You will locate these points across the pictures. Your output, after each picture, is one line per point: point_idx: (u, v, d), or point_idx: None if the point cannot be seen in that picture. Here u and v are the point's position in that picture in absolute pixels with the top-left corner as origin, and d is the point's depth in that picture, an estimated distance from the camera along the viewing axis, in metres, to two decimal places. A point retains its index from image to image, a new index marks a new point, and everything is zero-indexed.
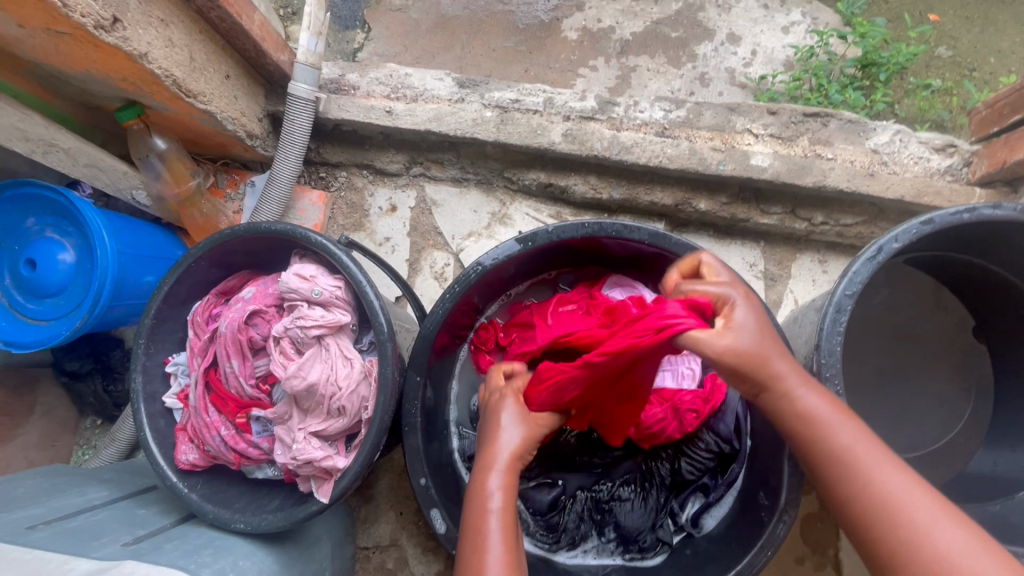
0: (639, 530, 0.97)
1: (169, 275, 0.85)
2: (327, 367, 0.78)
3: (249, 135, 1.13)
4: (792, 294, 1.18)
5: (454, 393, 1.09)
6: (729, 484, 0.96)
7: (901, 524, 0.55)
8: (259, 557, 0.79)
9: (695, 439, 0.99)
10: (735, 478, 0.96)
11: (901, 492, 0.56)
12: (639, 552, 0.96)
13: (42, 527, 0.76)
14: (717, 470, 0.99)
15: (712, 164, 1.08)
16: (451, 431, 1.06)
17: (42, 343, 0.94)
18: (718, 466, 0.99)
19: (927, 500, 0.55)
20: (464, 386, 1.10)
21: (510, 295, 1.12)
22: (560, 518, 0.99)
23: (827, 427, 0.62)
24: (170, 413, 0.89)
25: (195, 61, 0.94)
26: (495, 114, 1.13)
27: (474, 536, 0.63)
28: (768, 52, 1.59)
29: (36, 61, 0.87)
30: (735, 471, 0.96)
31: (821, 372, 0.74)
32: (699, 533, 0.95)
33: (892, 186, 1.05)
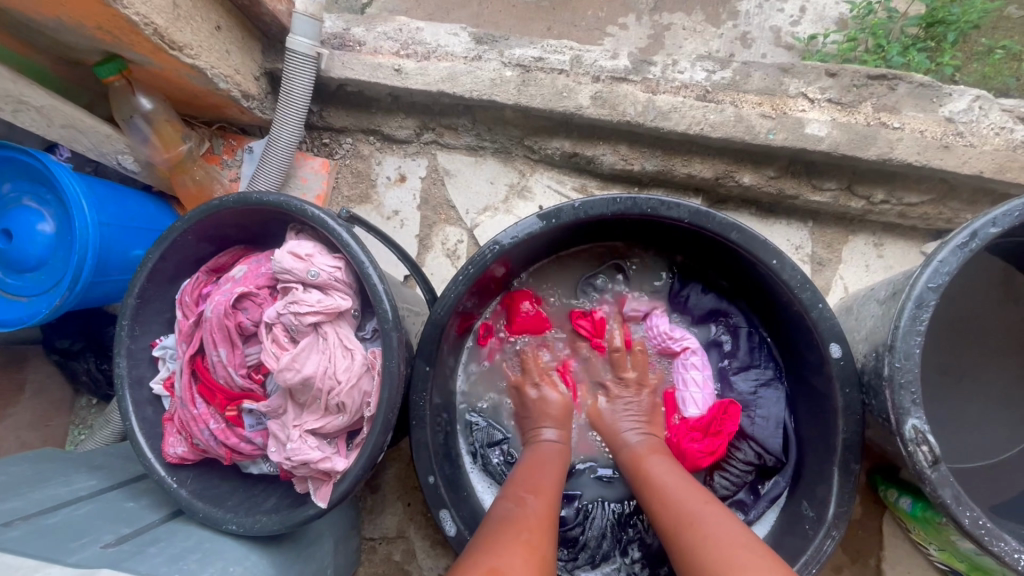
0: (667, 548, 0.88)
1: (153, 250, 0.77)
2: (325, 358, 0.68)
3: (245, 95, 1.03)
4: (841, 281, 1.06)
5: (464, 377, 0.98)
6: (769, 500, 0.89)
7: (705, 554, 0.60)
8: (254, 562, 0.72)
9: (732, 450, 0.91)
10: (775, 493, 0.89)
11: (709, 527, 0.63)
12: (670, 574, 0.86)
13: (17, 524, 0.69)
14: (755, 484, 0.91)
15: (761, 133, 0.96)
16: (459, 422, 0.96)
17: (23, 321, 0.87)
18: (757, 480, 0.91)
19: (730, 536, 0.62)
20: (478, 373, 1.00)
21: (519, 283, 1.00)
22: (582, 532, 0.90)
23: (661, 486, 0.73)
24: (158, 401, 0.82)
25: (178, 8, 0.83)
26: (515, 74, 1.01)
27: (497, 517, 0.69)
28: (820, 9, 1.43)
29: (0, 6, 0.77)
30: (778, 485, 0.89)
31: (893, 376, 0.64)
32: None
33: (969, 160, 0.92)
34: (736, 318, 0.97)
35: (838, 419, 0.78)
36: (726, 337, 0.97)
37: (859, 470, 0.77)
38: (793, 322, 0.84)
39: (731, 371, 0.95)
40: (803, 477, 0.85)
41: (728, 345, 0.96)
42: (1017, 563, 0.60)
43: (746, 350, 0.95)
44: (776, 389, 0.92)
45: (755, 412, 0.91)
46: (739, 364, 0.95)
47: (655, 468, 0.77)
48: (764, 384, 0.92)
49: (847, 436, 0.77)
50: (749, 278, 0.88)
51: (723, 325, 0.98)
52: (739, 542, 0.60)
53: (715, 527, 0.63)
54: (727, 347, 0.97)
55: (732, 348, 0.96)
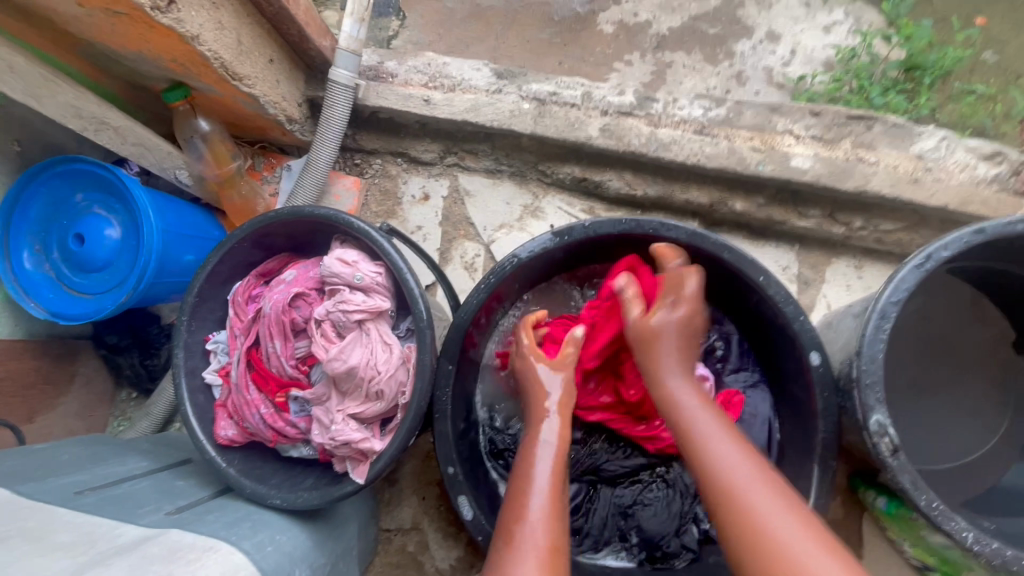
0: (661, 536, 0.96)
1: (213, 255, 0.87)
2: (367, 351, 0.79)
3: (289, 119, 1.14)
4: (825, 299, 1.17)
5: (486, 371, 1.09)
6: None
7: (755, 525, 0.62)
8: (295, 534, 0.81)
9: None
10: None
11: (749, 494, 0.65)
12: (664, 560, 0.96)
13: (88, 493, 0.78)
14: None
15: (752, 165, 1.07)
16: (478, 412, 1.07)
17: (88, 316, 0.97)
18: None
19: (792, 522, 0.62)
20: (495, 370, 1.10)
21: (527, 302, 1.11)
22: (585, 523, 0.99)
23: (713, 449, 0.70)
24: (209, 390, 0.91)
25: (242, 45, 0.95)
26: (533, 106, 1.13)
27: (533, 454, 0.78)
28: (808, 52, 1.56)
29: (91, 40, 0.89)
30: None
31: (860, 378, 0.74)
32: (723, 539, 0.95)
33: (936, 194, 1.03)
34: (728, 327, 1.08)
35: (818, 420, 0.87)
36: (720, 344, 1.08)
37: (835, 465, 0.86)
38: (778, 332, 0.94)
39: (725, 373, 1.06)
40: (786, 473, 0.94)
41: (721, 351, 1.07)
42: (965, 539, 0.70)
43: (736, 355, 1.06)
44: (763, 390, 1.04)
45: (745, 410, 1.02)
46: (731, 368, 1.06)
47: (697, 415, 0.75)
48: (752, 386, 1.04)
49: (825, 434, 0.86)
50: (738, 292, 0.98)
51: (718, 332, 1.08)
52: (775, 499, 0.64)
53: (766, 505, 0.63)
54: (720, 352, 1.07)
55: (725, 354, 1.07)
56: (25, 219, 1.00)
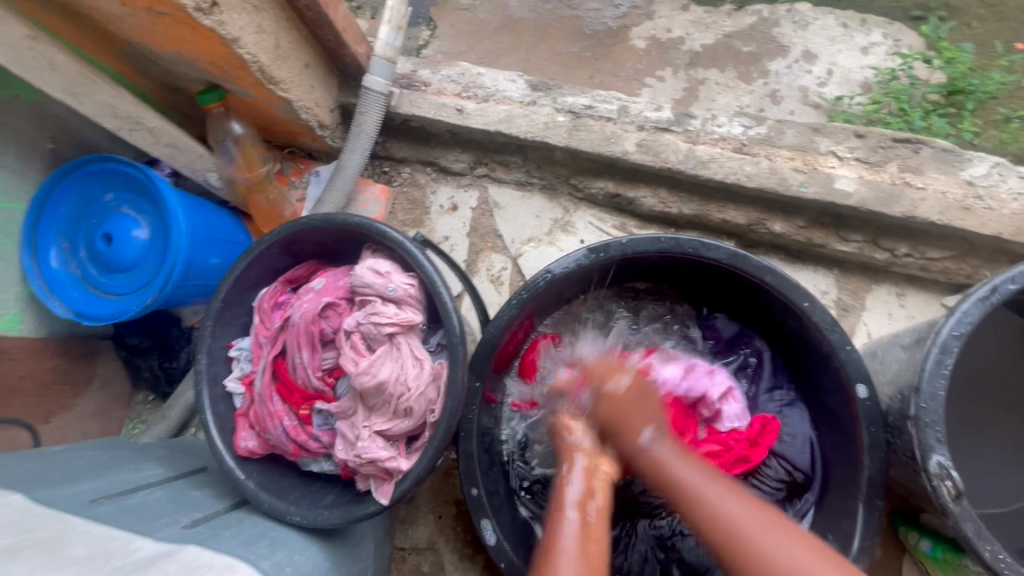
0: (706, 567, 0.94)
1: (241, 260, 0.86)
2: (398, 366, 0.76)
3: (321, 125, 1.13)
4: (864, 327, 1.12)
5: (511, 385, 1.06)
6: (800, 517, 0.93)
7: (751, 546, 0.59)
8: (313, 553, 0.77)
9: (762, 467, 0.96)
10: (806, 508, 0.94)
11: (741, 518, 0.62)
12: None
13: (103, 502, 0.76)
14: (785, 500, 0.96)
15: (793, 186, 1.04)
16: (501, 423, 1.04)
17: (111, 318, 0.96)
18: (788, 497, 0.96)
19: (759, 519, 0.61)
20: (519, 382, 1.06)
21: (568, 309, 1.07)
22: (624, 560, 0.95)
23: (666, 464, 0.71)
24: (230, 398, 0.89)
25: (280, 49, 0.95)
26: (567, 119, 1.11)
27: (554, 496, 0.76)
28: (845, 73, 1.52)
29: (130, 40, 0.89)
30: (807, 502, 0.94)
31: (919, 416, 0.69)
32: None
33: (987, 222, 0.99)
34: (758, 343, 1.04)
35: (863, 457, 0.83)
36: (752, 360, 1.04)
37: (882, 505, 0.81)
38: (820, 361, 0.90)
39: (759, 394, 1.01)
40: (826, 510, 0.90)
41: (754, 367, 1.04)
42: None
43: (770, 372, 1.02)
44: (800, 408, 0.98)
45: (782, 430, 0.97)
46: (765, 387, 1.02)
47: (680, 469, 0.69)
48: (788, 405, 0.99)
49: (871, 471, 0.82)
50: (779, 317, 0.94)
51: (749, 348, 1.05)
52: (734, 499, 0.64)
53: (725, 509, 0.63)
54: (752, 370, 1.04)
55: (757, 370, 1.03)
56: (54, 216, 0.99)
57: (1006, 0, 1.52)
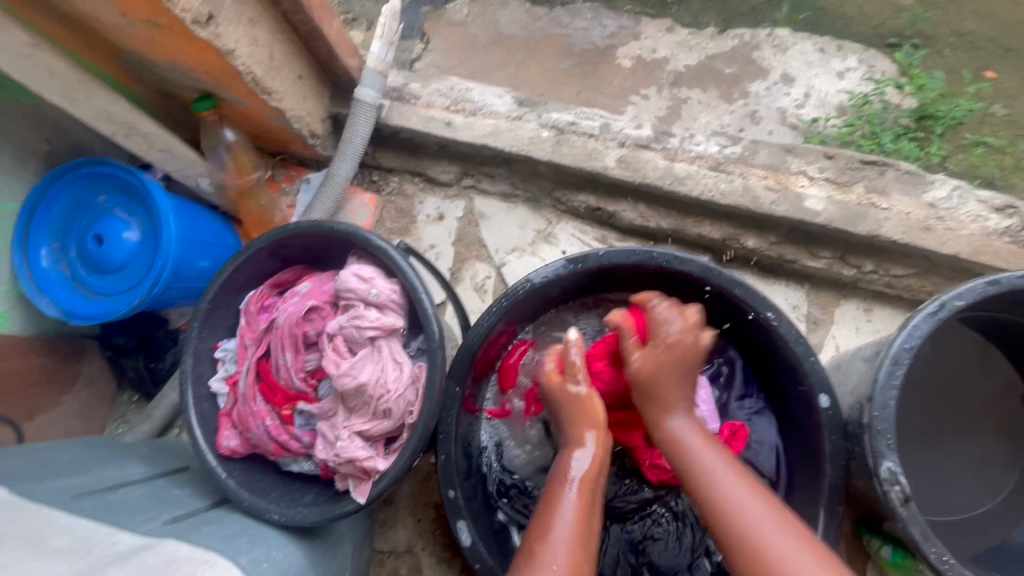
0: (675, 571, 0.96)
1: (229, 263, 0.89)
2: (378, 368, 0.78)
3: (312, 134, 1.16)
4: (833, 340, 1.17)
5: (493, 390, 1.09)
6: None
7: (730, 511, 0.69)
8: (291, 550, 0.79)
9: None
10: None
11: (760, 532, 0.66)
12: None
13: (85, 497, 0.78)
14: None
15: (765, 204, 1.08)
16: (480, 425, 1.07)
17: (99, 317, 0.98)
18: None
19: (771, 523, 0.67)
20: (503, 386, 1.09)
21: (549, 315, 1.11)
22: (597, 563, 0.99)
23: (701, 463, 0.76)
24: (214, 398, 0.91)
25: (274, 60, 0.98)
26: (551, 135, 1.15)
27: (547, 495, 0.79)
28: (822, 96, 1.59)
29: (128, 49, 0.92)
30: None
31: (872, 424, 0.73)
32: None
33: (947, 242, 1.04)
34: (731, 352, 1.06)
35: (825, 464, 0.87)
36: (724, 368, 1.06)
37: (841, 510, 0.85)
38: (786, 372, 0.94)
39: (731, 403, 1.05)
40: None
41: (726, 376, 1.06)
42: None
43: (741, 381, 1.05)
44: (768, 416, 1.02)
45: (750, 438, 1.01)
46: (736, 395, 1.05)
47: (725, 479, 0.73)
48: (757, 413, 1.03)
49: (832, 479, 0.85)
50: (748, 329, 0.98)
51: (722, 357, 1.07)
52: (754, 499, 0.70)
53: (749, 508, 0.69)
54: (723, 380, 1.06)
55: (729, 379, 1.06)
56: (46, 217, 1.01)
57: (974, 31, 1.59)
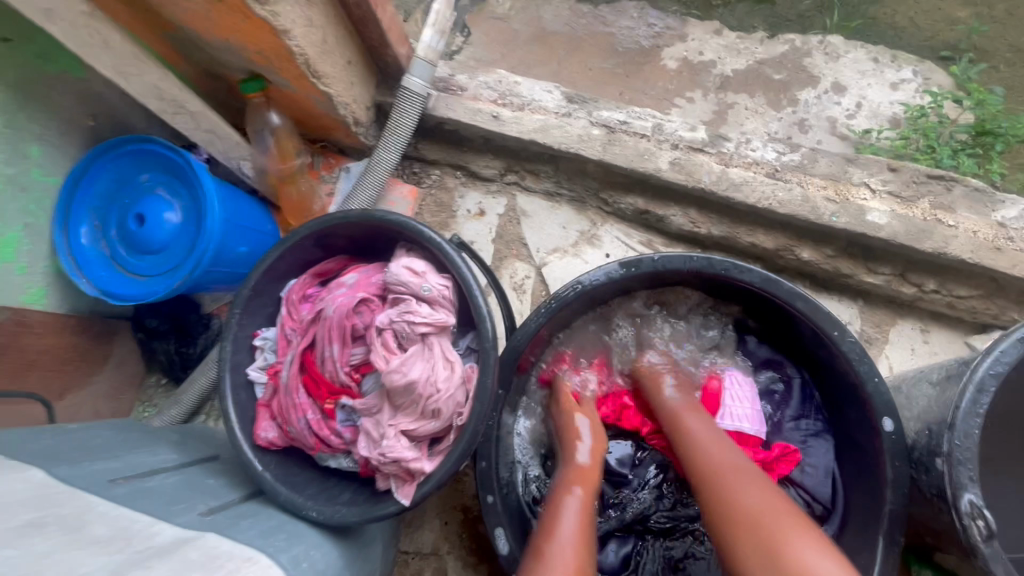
0: None
1: (275, 249, 0.86)
2: (428, 366, 0.75)
3: (356, 122, 1.13)
4: (886, 360, 1.12)
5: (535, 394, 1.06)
6: None
7: (727, 506, 0.69)
8: (327, 550, 0.77)
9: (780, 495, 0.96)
10: None
11: (756, 512, 0.66)
12: None
13: (120, 483, 0.75)
14: None
15: (825, 215, 1.04)
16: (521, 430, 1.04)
17: (137, 298, 0.96)
18: None
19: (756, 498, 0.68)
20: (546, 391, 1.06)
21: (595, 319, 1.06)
22: None
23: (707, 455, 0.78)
24: (251, 387, 0.88)
25: (326, 43, 0.95)
26: (602, 133, 1.11)
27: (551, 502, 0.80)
28: (874, 107, 1.53)
29: (181, 25, 0.90)
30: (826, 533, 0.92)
31: (953, 454, 0.69)
32: None
33: (1019, 264, 0.98)
34: (790, 371, 1.02)
35: (886, 491, 0.82)
36: (779, 385, 1.02)
37: (903, 541, 0.81)
38: (847, 393, 0.89)
39: (784, 421, 1.00)
40: (844, 543, 0.89)
41: (781, 394, 1.02)
42: None
43: (798, 400, 1.00)
44: (826, 440, 0.96)
45: (804, 460, 0.96)
46: (791, 415, 1.00)
47: (722, 467, 0.74)
48: (814, 435, 0.98)
49: (895, 507, 0.81)
50: (806, 345, 0.94)
51: (780, 376, 1.03)
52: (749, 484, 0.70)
53: (741, 492, 0.70)
54: (777, 398, 1.02)
55: (785, 397, 1.02)
56: (87, 194, 0.98)
57: None
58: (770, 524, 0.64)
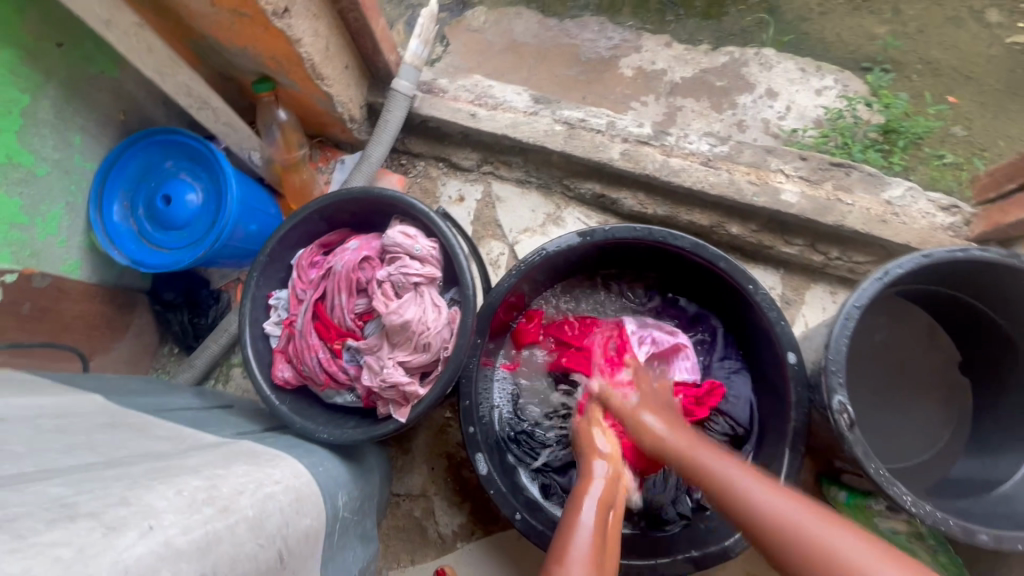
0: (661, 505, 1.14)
1: (288, 220, 1.02)
2: (420, 309, 0.93)
3: (351, 119, 1.31)
4: (803, 318, 1.33)
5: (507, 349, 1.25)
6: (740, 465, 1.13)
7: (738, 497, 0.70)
8: (337, 464, 0.93)
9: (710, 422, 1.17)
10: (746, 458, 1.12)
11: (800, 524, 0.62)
12: (662, 525, 1.13)
13: (162, 412, 0.90)
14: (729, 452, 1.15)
15: (747, 195, 1.25)
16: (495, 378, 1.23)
17: (164, 267, 1.11)
18: (732, 449, 1.15)
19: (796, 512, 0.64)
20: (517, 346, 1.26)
21: (558, 287, 1.28)
22: None
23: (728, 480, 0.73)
24: (267, 338, 1.04)
25: (328, 50, 1.13)
26: (564, 129, 1.31)
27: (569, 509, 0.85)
28: (801, 109, 1.77)
29: (205, 34, 1.06)
30: (746, 450, 1.12)
31: (827, 365, 0.90)
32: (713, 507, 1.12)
33: (900, 233, 1.21)
34: (714, 322, 1.23)
35: (791, 410, 1.02)
36: (706, 336, 1.24)
37: (803, 449, 1.01)
38: (761, 336, 1.10)
39: (711, 363, 1.21)
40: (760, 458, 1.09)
41: (708, 342, 1.23)
42: (904, 501, 0.82)
43: (721, 346, 1.21)
44: (744, 375, 1.18)
45: (729, 393, 1.17)
46: (717, 357, 1.21)
47: (749, 485, 0.70)
48: (735, 372, 1.19)
49: (796, 422, 1.01)
50: (730, 299, 1.14)
51: (704, 327, 1.24)
52: (793, 503, 0.65)
53: (780, 506, 0.65)
54: (706, 346, 1.23)
55: (711, 344, 1.23)
56: (119, 176, 1.13)
57: (938, 60, 1.79)
58: (785, 512, 0.65)
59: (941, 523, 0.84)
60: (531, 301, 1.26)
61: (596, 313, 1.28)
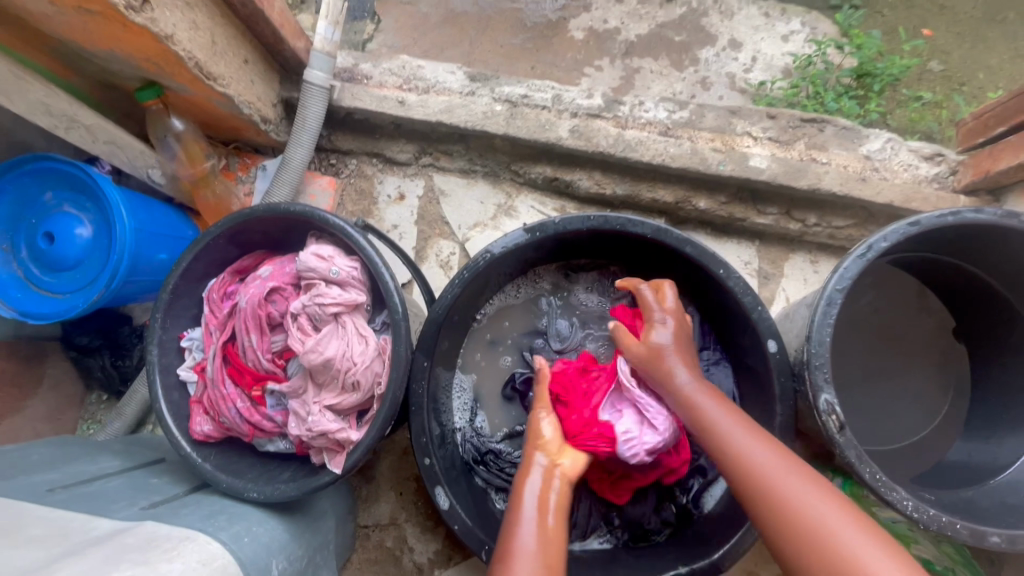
0: (642, 516, 1.03)
1: (187, 252, 0.88)
2: (343, 343, 0.82)
3: (264, 120, 1.15)
4: (783, 293, 1.23)
5: (463, 362, 1.14)
6: None
7: (751, 465, 0.73)
8: (272, 525, 0.82)
9: None
10: None
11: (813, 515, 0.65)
12: (646, 536, 1.04)
13: (59, 490, 0.78)
14: (712, 451, 1.07)
15: (713, 164, 1.12)
16: (456, 395, 1.12)
17: (57, 316, 0.97)
18: None
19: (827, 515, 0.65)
20: (472, 357, 1.15)
21: (513, 288, 1.16)
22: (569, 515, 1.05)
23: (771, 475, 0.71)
24: (184, 386, 0.91)
25: (216, 45, 0.96)
26: (504, 108, 1.17)
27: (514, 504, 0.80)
28: (768, 59, 1.63)
29: (61, 39, 0.89)
30: None
31: (810, 361, 0.80)
32: (700, 511, 1.04)
33: (882, 191, 1.10)
34: (689, 310, 1.13)
35: (776, 405, 0.92)
36: None
37: (791, 447, 0.91)
38: (739, 323, 0.98)
39: None
40: None
41: None
42: (905, 507, 0.76)
43: (699, 335, 1.11)
44: (725, 366, 1.08)
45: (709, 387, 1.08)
46: (695, 347, 1.11)
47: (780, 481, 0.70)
48: (715, 363, 1.09)
49: (782, 418, 0.91)
50: (701, 285, 1.03)
51: None
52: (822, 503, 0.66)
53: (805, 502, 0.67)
54: None
55: None
56: None
57: None
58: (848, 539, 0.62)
59: (943, 524, 0.75)
60: (484, 307, 1.14)
61: (557, 310, 1.17)
